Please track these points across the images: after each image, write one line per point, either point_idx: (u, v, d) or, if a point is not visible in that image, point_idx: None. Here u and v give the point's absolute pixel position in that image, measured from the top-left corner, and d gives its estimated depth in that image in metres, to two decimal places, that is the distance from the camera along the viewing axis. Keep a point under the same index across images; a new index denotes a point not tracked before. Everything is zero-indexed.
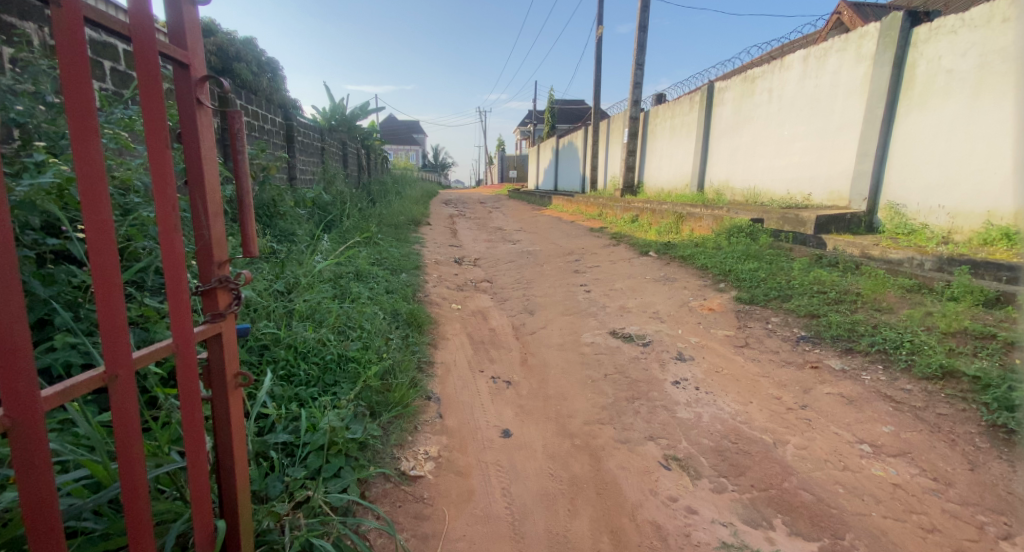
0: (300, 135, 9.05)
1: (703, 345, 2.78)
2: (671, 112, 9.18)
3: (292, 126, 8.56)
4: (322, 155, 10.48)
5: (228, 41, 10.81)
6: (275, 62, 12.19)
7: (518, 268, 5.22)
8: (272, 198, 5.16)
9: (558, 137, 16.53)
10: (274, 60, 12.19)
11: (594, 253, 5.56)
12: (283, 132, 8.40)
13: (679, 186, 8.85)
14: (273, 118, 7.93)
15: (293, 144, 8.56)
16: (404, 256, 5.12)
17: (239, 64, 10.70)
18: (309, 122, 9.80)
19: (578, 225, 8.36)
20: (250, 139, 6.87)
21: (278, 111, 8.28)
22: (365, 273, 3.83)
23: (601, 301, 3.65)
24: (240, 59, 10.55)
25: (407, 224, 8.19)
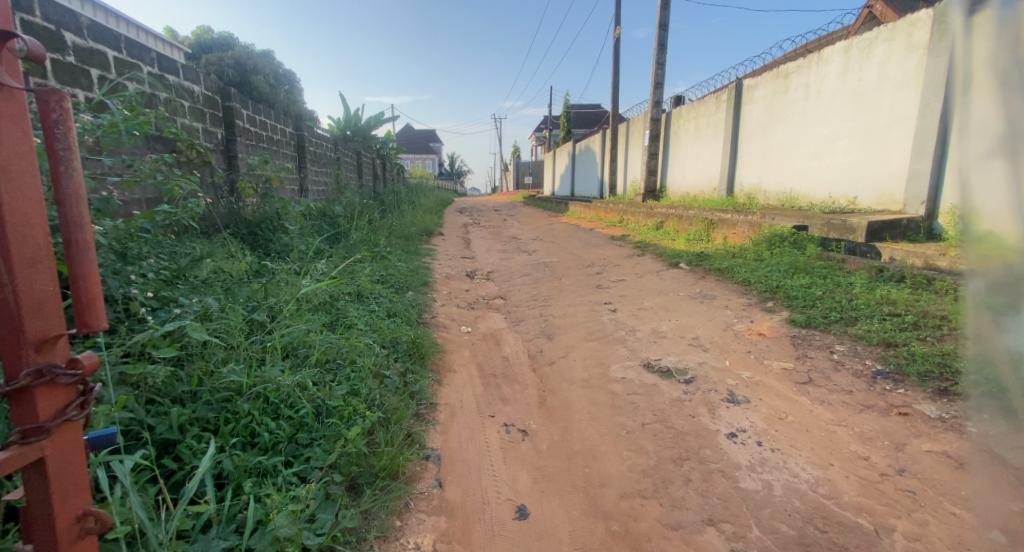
0: (312, 145, 8.83)
1: (757, 382, 2.34)
2: (695, 113, 8.71)
3: (304, 136, 8.33)
4: (334, 164, 10.24)
5: (245, 53, 10.73)
6: (292, 75, 12.07)
7: (534, 283, 4.82)
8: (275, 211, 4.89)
9: (575, 142, 16.12)
10: (290, 72, 12.08)
11: (618, 264, 5.13)
12: (295, 142, 8.17)
13: (705, 191, 8.36)
14: (283, 128, 7.70)
15: (304, 154, 8.32)
16: (413, 271, 4.76)
17: (255, 77, 10.60)
18: (321, 132, 9.59)
19: (597, 233, 7.93)
20: (258, 149, 6.62)
21: (289, 120, 8.05)
22: (367, 292, 3.46)
23: (630, 323, 3.23)
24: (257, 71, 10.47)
25: (419, 235, 7.84)
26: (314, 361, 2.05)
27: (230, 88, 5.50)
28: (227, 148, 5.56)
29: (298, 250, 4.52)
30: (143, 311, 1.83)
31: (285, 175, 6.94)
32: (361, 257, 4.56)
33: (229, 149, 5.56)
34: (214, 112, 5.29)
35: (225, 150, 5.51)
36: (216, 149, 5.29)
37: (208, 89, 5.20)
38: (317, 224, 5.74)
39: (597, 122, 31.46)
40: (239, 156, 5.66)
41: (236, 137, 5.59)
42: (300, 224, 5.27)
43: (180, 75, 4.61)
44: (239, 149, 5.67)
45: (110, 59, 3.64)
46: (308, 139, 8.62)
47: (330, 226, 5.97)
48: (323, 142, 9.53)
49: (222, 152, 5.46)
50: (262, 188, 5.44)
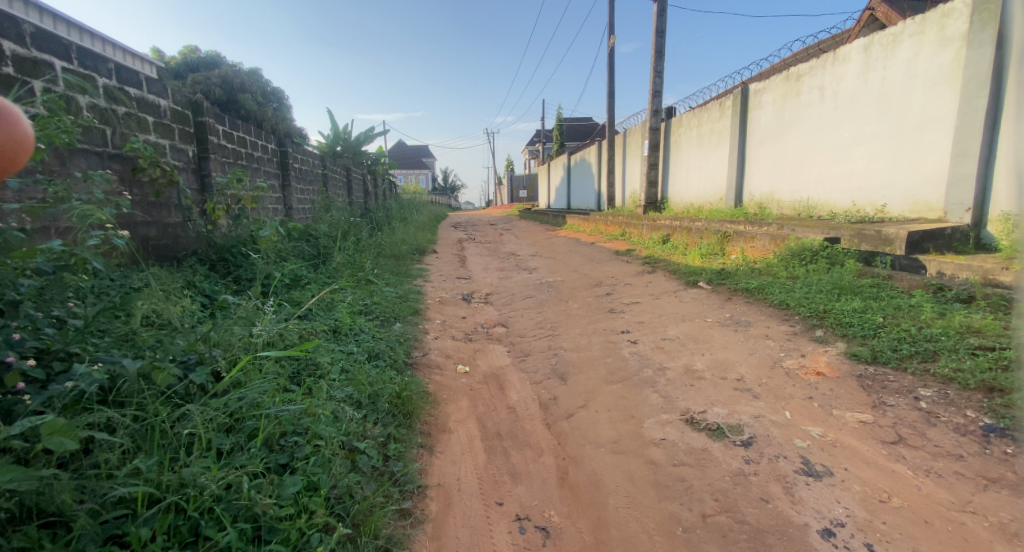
0: (296, 162, 8.34)
1: (833, 443, 1.88)
2: (697, 120, 8.24)
3: (287, 152, 7.85)
4: (322, 181, 9.77)
5: (231, 71, 10.28)
6: (280, 92, 11.63)
7: (538, 306, 4.32)
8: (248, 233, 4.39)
9: (570, 154, 15.75)
10: (278, 90, 11.65)
11: (629, 283, 4.65)
12: (277, 159, 7.70)
13: (710, 201, 7.89)
14: (264, 144, 7.22)
15: (287, 172, 7.85)
16: (402, 297, 4.26)
17: (243, 95, 10.15)
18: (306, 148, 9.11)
19: (599, 247, 7.48)
20: (235, 167, 6.13)
21: (271, 135, 7.57)
22: (346, 329, 2.95)
23: (657, 359, 2.74)
24: (244, 89, 10.04)
25: (409, 254, 7.34)
26: (262, 438, 1.55)
27: (204, 101, 4.98)
28: (200, 166, 5.05)
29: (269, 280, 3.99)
30: (21, 385, 1.32)
31: (262, 192, 6.41)
32: (339, 285, 4.04)
33: (202, 167, 5.05)
34: (185, 128, 4.77)
35: (199, 169, 5.00)
36: (187, 168, 4.78)
37: (179, 103, 4.67)
38: (293, 246, 5.20)
39: (590, 134, 31.22)
40: (214, 174, 5.15)
41: (210, 155, 5.08)
42: (274, 250, 4.74)
43: (147, 88, 4.09)
44: (213, 166, 5.16)
45: (59, 71, 3.12)
46: (291, 155, 8.13)
47: (306, 249, 5.42)
48: (309, 158, 9.06)
49: (194, 170, 4.95)
50: (232, 210, 4.93)
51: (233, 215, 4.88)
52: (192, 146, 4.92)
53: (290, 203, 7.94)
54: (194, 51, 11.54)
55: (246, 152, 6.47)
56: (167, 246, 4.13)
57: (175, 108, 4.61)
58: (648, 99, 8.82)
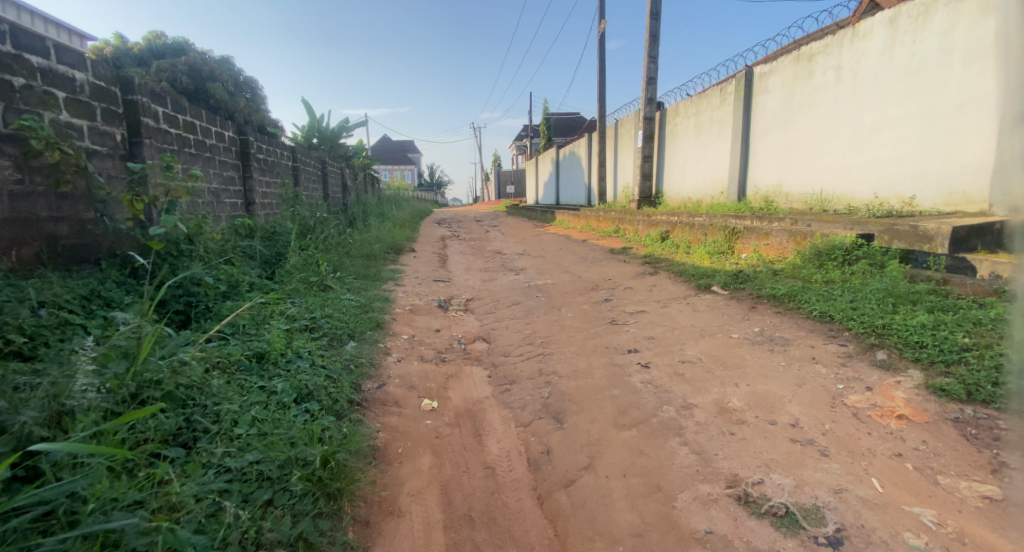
0: (260, 153, 7.63)
1: (959, 538, 1.26)
2: (695, 107, 7.26)
3: (248, 141, 7.11)
4: (293, 175, 9.04)
5: (201, 58, 9.58)
6: (254, 82, 10.94)
7: (525, 316, 3.68)
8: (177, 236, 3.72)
9: (559, 147, 15.11)
10: (253, 80, 10.95)
11: (629, 287, 4.04)
12: (237, 149, 7.00)
13: (709, 195, 6.96)
14: (220, 132, 6.52)
15: (249, 163, 7.14)
16: (364, 308, 3.62)
17: (212, 84, 9.47)
18: (274, 139, 8.39)
19: (592, 245, 6.87)
20: (177, 156, 5.43)
21: (228, 122, 6.83)
22: (277, 355, 2.35)
23: (677, 393, 2.12)
24: (214, 78, 9.37)
25: (382, 254, 6.64)
26: None
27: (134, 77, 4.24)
28: (132, 152, 4.31)
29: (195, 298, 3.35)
30: None
31: (201, 183, 5.58)
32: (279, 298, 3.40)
33: (134, 153, 4.30)
34: (110, 106, 4.03)
35: (130, 155, 4.26)
36: (111, 154, 4.06)
37: (100, 77, 3.93)
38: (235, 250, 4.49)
39: (578, 129, 30.66)
40: (149, 161, 4.40)
41: (144, 139, 4.32)
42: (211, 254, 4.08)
43: (55, 56, 3.43)
44: (149, 152, 4.41)
45: None
46: (254, 144, 7.38)
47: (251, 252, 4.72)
48: (276, 148, 8.31)
49: (122, 157, 4.21)
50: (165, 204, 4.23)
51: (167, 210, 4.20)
52: (120, 128, 4.18)
53: (251, 197, 7.21)
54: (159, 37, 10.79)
55: (188, 140, 5.71)
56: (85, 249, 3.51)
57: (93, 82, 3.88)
58: (642, 87, 8.18)
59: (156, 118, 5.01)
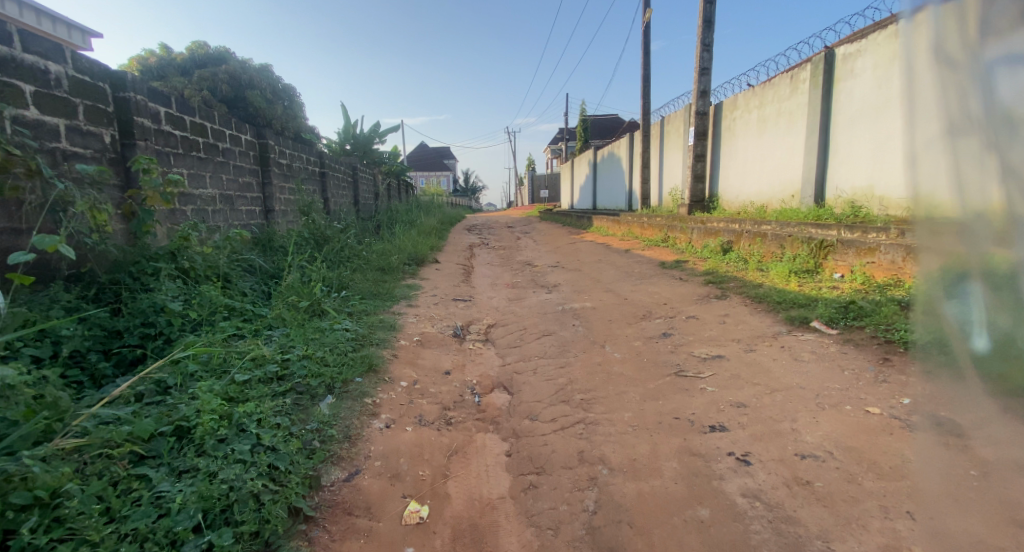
0: (282, 157, 7.11)
1: None
2: (758, 98, 6.18)
3: (268, 145, 6.62)
4: (319, 181, 8.52)
5: (237, 65, 9.39)
6: (290, 87, 10.65)
7: (558, 354, 2.87)
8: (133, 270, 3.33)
9: (596, 148, 14.19)
10: (289, 86, 10.68)
11: (693, 316, 3.19)
12: (255, 153, 6.49)
13: (776, 198, 5.89)
14: (235, 134, 6.01)
15: (268, 168, 6.63)
16: (360, 344, 2.92)
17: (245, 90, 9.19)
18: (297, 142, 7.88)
19: (637, 256, 6.01)
20: (177, 161, 4.90)
21: (246, 125, 6.35)
22: (205, 434, 1.69)
23: (813, 528, 1.30)
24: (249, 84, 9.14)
25: (399, 267, 5.96)
26: None
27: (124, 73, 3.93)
28: (123, 155, 4.03)
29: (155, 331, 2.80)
30: None
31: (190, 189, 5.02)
32: (248, 336, 2.76)
33: (124, 156, 4.01)
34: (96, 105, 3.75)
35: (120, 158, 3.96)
36: (99, 157, 3.74)
37: (80, 71, 3.61)
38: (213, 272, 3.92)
39: (617, 129, 29.54)
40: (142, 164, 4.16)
41: (137, 141, 4.05)
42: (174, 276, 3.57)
43: (20, 45, 3.09)
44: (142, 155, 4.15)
45: None
46: (274, 148, 6.88)
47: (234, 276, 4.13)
48: (302, 153, 7.82)
49: (112, 160, 3.89)
50: (138, 215, 3.84)
51: (136, 226, 3.82)
52: (109, 129, 3.87)
53: (270, 205, 6.71)
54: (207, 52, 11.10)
55: (196, 143, 5.21)
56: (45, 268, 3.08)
57: (71, 76, 3.53)
58: (694, 78, 7.20)
59: (155, 118, 4.50)
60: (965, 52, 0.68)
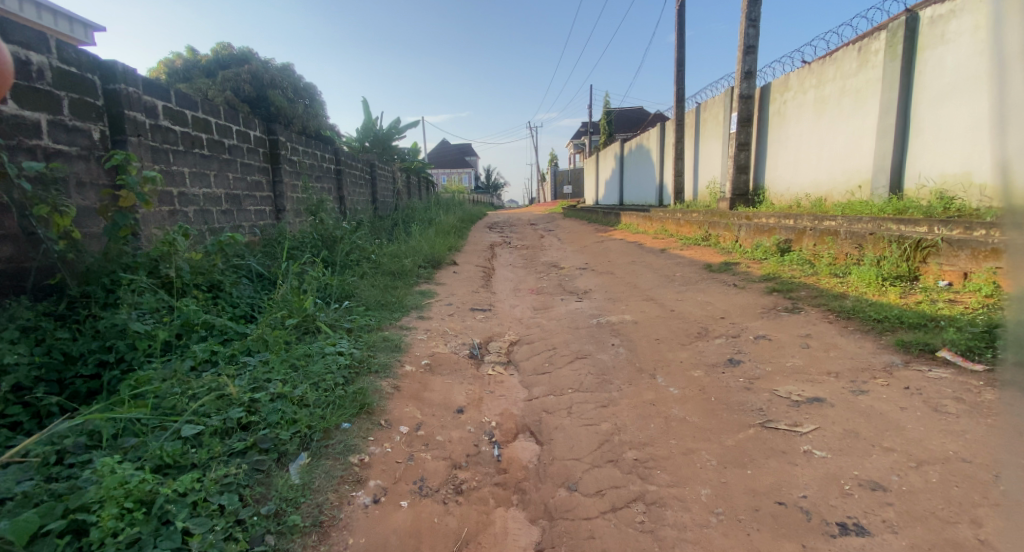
0: (295, 153, 6.67)
1: None
2: (817, 77, 5.45)
3: (279, 141, 6.17)
4: (335, 179, 8.10)
5: None
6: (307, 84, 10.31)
7: (598, 386, 2.30)
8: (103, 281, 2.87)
9: (624, 141, 13.50)
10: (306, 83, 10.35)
11: (766, 336, 2.57)
12: (264, 148, 6.05)
13: (838, 189, 5.19)
14: (243, 129, 5.57)
15: (278, 165, 6.19)
16: (355, 375, 2.40)
17: None
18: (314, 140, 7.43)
19: (677, 257, 5.38)
20: (177, 159, 4.46)
21: (255, 119, 5.90)
22: (106, 537, 1.19)
23: None
24: None
25: (413, 271, 5.48)
26: None
27: (117, 63, 3.45)
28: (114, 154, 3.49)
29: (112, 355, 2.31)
30: None
31: (188, 189, 4.57)
32: (220, 365, 2.26)
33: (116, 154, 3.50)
34: (86, 98, 3.25)
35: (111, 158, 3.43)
36: (86, 156, 3.22)
37: (66, 61, 3.13)
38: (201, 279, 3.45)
39: (642, 122, 28.61)
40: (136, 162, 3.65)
41: (129, 137, 3.54)
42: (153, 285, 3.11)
43: None
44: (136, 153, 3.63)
45: None
46: (286, 144, 6.42)
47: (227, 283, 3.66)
48: (317, 149, 7.38)
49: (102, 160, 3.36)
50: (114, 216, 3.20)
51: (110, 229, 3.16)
52: (98, 124, 3.35)
53: (281, 204, 6.26)
54: (230, 52, 10.88)
55: (199, 139, 4.78)
56: (5, 280, 2.66)
57: (55, 67, 3.05)
58: (738, 57, 6.50)
59: (150, 112, 4.09)
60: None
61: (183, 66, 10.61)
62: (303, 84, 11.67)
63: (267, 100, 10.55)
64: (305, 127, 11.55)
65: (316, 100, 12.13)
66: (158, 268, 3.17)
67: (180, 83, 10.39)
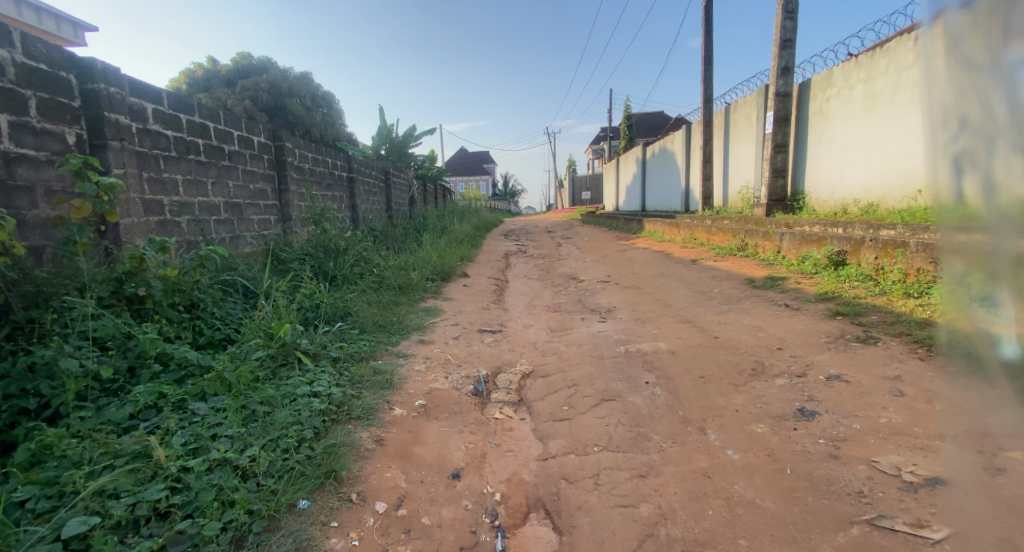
0: (302, 160, 6.13)
1: None
2: (868, 69, 4.87)
3: (285, 147, 5.56)
4: (347, 188, 7.73)
5: None
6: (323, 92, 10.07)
7: (632, 445, 1.82)
8: (47, 306, 2.46)
9: (646, 146, 12.97)
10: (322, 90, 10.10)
11: (841, 377, 2.06)
12: (268, 157, 5.41)
13: (893, 194, 4.62)
14: (251, 137, 5.05)
15: (284, 172, 5.57)
16: (330, 426, 1.94)
17: None
18: (326, 148, 6.93)
19: (711, 269, 4.85)
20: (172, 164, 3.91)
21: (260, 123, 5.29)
22: None
23: None
24: None
25: (420, 285, 5.05)
26: None
27: (96, 60, 3.07)
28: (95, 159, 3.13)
29: (35, 401, 1.93)
30: None
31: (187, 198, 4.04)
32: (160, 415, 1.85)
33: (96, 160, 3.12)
34: (59, 99, 2.88)
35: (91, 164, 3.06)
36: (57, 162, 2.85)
37: (35, 58, 2.75)
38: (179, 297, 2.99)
39: (662, 127, 27.96)
40: (119, 170, 3.24)
41: (110, 141, 3.15)
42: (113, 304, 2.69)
43: None
44: (118, 159, 3.23)
45: None
46: (293, 150, 5.84)
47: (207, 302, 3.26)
48: (327, 156, 6.98)
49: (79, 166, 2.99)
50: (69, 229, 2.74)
51: (63, 242, 2.69)
52: (74, 127, 2.98)
53: (287, 212, 5.62)
54: (249, 61, 10.71)
55: (195, 144, 4.19)
56: None
57: (21, 64, 2.67)
58: (773, 52, 5.97)
59: (135, 114, 3.52)
60: (988, 58, 0.70)
61: (202, 76, 10.47)
62: (321, 93, 11.43)
63: (285, 109, 10.34)
64: (322, 135, 11.28)
65: (333, 109, 11.89)
66: (121, 288, 2.74)
67: (200, 92, 10.23)
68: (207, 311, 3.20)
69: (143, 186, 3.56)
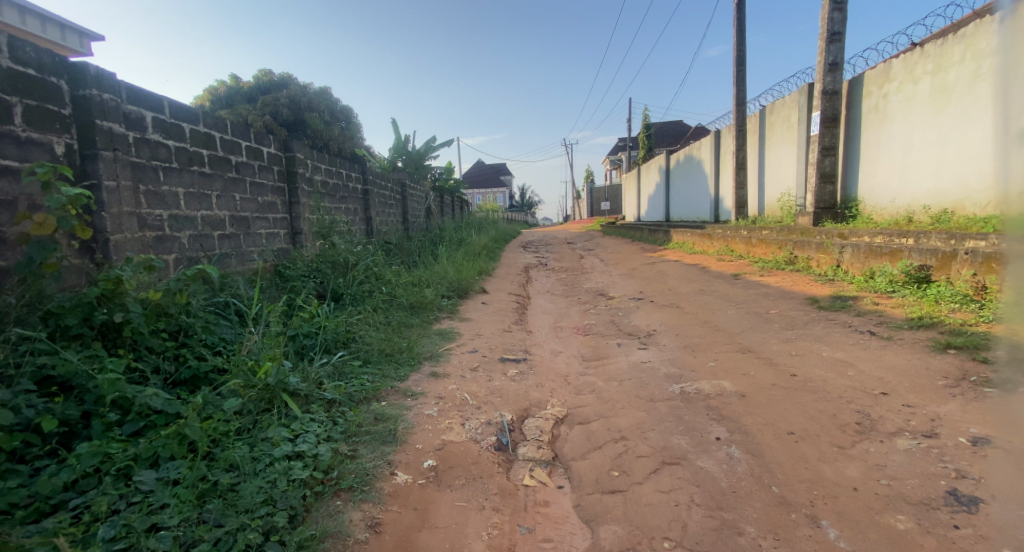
0: (314, 171, 5.77)
1: None
2: (938, 59, 4.33)
3: (296, 158, 5.16)
4: (361, 201, 7.37)
5: None
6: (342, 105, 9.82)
7: (718, 542, 1.33)
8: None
9: (670, 154, 12.46)
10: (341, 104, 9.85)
11: (989, 440, 1.55)
12: (278, 168, 5.03)
13: (973, 200, 4.05)
14: (261, 146, 4.67)
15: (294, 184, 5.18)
16: (308, 504, 1.50)
17: None
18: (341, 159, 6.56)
19: (760, 285, 4.31)
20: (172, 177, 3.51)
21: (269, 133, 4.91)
22: None
23: None
24: None
25: (435, 303, 4.62)
26: None
27: (90, 64, 2.59)
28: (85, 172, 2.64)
29: None
30: None
31: (186, 212, 3.64)
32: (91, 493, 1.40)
33: (83, 172, 2.59)
34: (47, 106, 2.43)
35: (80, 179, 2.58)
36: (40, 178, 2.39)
37: (21, 62, 2.33)
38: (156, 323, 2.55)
39: (683, 135, 27.35)
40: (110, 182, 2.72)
41: (103, 151, 2.64)
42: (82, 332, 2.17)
43: None
44: (111, 171, 2.72)
45: None
46: (305, 162, 5.44)
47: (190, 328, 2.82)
48: (341, 167, 6.60)
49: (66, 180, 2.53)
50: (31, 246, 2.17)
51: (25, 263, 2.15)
52: (64, 137, 2.52)
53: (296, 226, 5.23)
54: (270, 78, 10.52)
55: (198, 155, 3.80)
56: None
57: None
58: (819, 47, 5.47)
59: (132, 122, 3.16)
60: None
61: (224, 93, 10.32)
62: (341, 107, 11.13)
63: (304, 123, 10.09)
64: (340, 149, 10.99)
65: (352, 123, 11.66)
66: (91, 315, 2.17)
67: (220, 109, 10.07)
68: (195, 338, 2.62)
69: (139, 199, 3.19)
